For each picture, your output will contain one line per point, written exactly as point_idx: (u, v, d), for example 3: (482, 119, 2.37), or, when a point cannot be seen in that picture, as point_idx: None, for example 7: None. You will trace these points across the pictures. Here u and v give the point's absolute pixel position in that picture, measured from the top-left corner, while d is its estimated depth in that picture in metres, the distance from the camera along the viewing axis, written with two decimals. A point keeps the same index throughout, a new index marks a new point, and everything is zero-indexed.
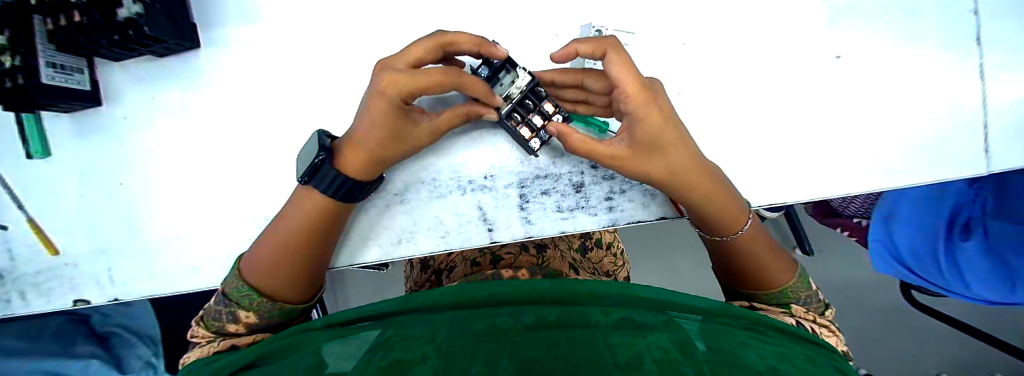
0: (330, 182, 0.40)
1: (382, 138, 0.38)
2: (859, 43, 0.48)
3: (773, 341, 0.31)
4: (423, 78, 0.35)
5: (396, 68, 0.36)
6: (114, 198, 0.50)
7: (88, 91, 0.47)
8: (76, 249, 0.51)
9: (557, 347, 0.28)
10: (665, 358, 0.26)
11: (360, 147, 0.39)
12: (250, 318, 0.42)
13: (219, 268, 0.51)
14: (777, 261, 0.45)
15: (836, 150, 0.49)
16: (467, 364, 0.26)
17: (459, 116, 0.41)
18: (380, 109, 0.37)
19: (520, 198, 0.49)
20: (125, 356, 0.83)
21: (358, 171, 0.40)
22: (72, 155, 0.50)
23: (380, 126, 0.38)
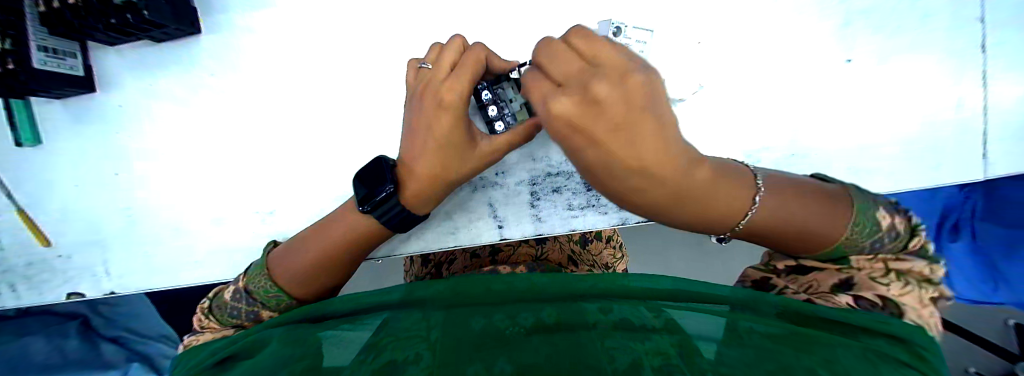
0: (389, 207, 0.41)
1: (442, 159, 0.38)
2: (871, 47, 0.49)
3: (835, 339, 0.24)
4: (470, 71, 0.33)
5: (441, 77, 0.35)
6: (109, 188, 0.48)
7: (81, 77, 0.45)
8: (70, 241, 0.49)
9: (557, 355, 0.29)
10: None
11: (420, 174, 0.40)
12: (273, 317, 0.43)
13: (221, 262, 0.49)
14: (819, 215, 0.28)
15: (842, 152, 0.50)
16: (462, 365, 0.28)
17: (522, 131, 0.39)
18: (440, 124, 0.35)
19: (531, 195, 0.49)
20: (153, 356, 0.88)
21: (418, 193, 0.41)
22: (64, 142, 0.48)
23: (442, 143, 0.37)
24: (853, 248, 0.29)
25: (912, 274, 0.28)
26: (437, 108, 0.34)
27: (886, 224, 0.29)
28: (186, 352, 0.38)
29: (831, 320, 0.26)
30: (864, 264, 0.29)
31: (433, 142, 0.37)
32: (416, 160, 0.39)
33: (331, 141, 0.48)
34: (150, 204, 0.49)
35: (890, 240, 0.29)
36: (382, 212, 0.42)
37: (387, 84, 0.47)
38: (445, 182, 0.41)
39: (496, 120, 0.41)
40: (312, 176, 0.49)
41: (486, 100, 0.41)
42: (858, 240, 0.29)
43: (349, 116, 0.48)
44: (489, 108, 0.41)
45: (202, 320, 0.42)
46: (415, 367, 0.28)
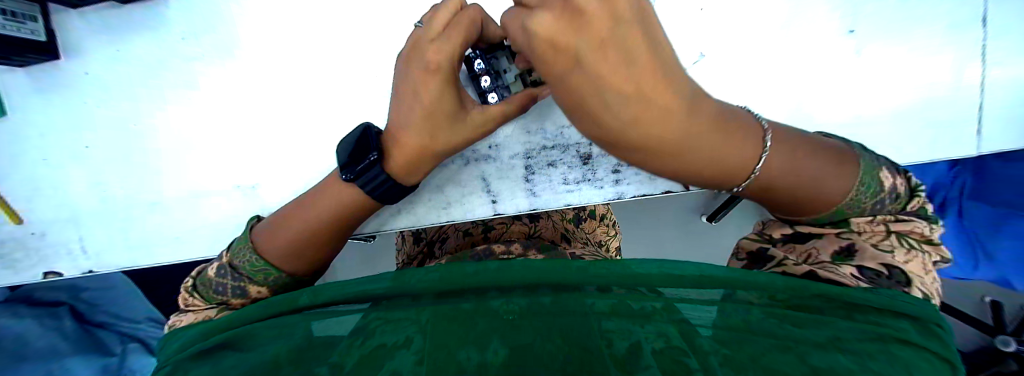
0: (376, 179, 0.40)
1: (431, 128, 0.37)
2: (873, 16, 0.47)
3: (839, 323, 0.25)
4: (463, 33, 0.33)
5: (428, 40, 0.34)
6: (80, 162, 0.46)
7: (43, 42, 0.42)
8: (42, 218, 0.47)
9: (555, 339, 0.28)
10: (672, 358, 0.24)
11: (405, 144, 0.38)
12: (262, 293, 0.42)
13: (205, 239, 0.48)
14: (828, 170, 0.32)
15: (837, 124, 0.49)
16: (454, 348, 0.27)
17: (511, 103, 0.38)
18: (427, 90, 0.34)
19: (526, 169, 0.47)
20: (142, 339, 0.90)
21: (402, 167, 0.40)
22: (29, 112, 0.45)
23: (430, 110, 0.36)
24: (855, 208, 0.33)
25: (909, 235, 0.32)
26: (426, 72, 0.34)
27: (886, 188, 0.33)
28: (173, 333, 0.37)
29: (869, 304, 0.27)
30: (864, 229, 0.33)
31: (421, 106, 0.36)
32: (403, 126, 0.38)
33: (318, 111, 0.46)
34: (127, 179, 0.46)
35: (890, 202, 0.33)
36: (366, 182, 0.40)
37: (376, 51, 0.45)
38: (433, 154, 0.40)
39: (490, 91, 0.40)
40: (299, 149, 0.47)
41: (479, 69, 0.40)
42: (860, 200, 0.32)
43: (337, 85, 0.46)
44: (483, 79, 0.40)
45: (189, 298, 0.42)
46: (404, 353, 0.27)
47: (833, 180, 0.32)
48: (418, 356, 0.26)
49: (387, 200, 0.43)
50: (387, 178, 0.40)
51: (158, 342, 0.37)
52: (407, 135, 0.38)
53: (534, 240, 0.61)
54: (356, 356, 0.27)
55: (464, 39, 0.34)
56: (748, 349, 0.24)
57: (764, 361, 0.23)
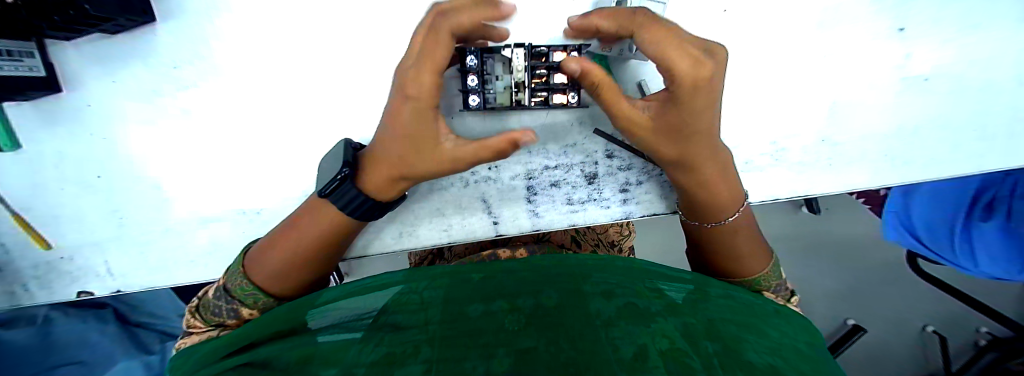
0: (353, 199, 0.40)
1: (404, 151, 0.37)
2: (929, 11, 0.41)
3: (771, 333, 0.33)
4: (435, 59, 0.31)
5: (409, 64, 0.33)
6: (96, 192, 0.47)
7: (42, 77, 0.42)
8: (69, 244, 0.49)
9: (559, 343, 0.30)
10: (672, 349, 0.29)
11: (382, 165, 0.39)
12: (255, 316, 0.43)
13: (221, 260, 0.50)
14: (756, 250, 0.43)
15: (875, 134, 0.45)
16: (462, 358, 0.28)
17: (488, 148, 0.33)
18: (403, 113, 0.34)
19: (527, 190, 0.46)
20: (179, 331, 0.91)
21: (379, 185, 0.40)
22: (44, 144, 0.46)
23: (407, 134, 0.35)
24: (765, 282, 0.42)
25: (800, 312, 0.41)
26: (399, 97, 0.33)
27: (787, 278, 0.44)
28: (174, 356, 0.39)
29: (800, 337, 0.34)
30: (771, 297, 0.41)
31: (398, 131, 0.36)
32: (383, 146, 0.38)
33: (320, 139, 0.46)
34: (143, 205, 0.48)
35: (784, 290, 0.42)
36: (340, 199, 0.40)
37: None
38: (407, 177, 0.39)
39: (472, 94, 0.38)
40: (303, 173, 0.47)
41: (471, 68, 0.37)
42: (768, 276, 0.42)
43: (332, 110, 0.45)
44: (470, 77, 0.38)
45: (189, 319, 0.42)
46: (426, 349, 0.30)
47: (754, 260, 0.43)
48: (426, 364, 0.27)
49: (363, 218, 0.43)
50: (365, 201, 0.41)
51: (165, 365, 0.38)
52: (386, 153, 0.38)
53: (541, 244, 0.60)
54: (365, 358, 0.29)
55: (438, 66, 0.31)
56: (725, 348, 0.29)
57: (740, 359, 0.27)
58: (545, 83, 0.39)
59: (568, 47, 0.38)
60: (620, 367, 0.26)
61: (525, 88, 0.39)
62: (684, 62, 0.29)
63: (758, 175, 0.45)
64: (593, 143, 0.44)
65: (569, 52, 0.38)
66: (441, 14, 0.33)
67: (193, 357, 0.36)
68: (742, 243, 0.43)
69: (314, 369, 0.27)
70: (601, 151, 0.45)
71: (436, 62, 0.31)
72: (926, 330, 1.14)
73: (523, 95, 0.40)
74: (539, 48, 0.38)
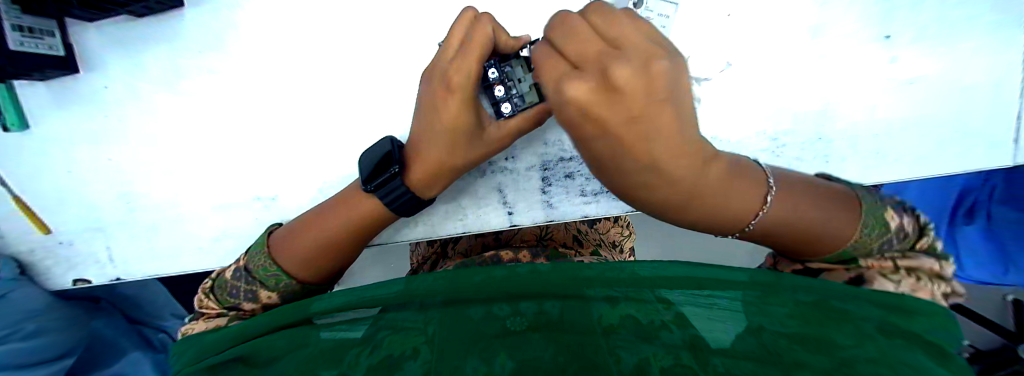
0: (393, 198, 0.42)
1: (449, 145, 0.38)
2: (914, 20, 0.45)
3: (851, 334, 0.25)
4: (476, 54, 0.32)
5: (447, 60, 0.34)
6: (102, 174, 0.47)
7: (61, 57, 0.42)
8: (70, 229, 0.48)
9: (563, 354, 0.31)
10: (676, 364, 0.28)
11: (425, 159, 0.40)
12: (272, 298, 0.42)
13: (228, 249, 0.49)
14: (824, 212, 0.30)
15: (865, 131, 0.48)
16: (458, 364, 0.32)
17: (526, 120, 0.38)
18: (449, 110, 0.35)
19: (542, 181, 0.47)
20: None
21: (420, 180, 0.41)
22: (55, 125, 0.45)
23: (451, 128, 0.37)
24: (863, 247, 0.30)
25: (922, 272, 0.29)
26: (444, 94, 0.34)
27: (894, 226, 0.30)
28: (184, 338, 0.39)
29: (905, 329, 0.25)
30: (876, 262, 0.30)
31: (439, 127, 0.37)
32: (423, 142, 0.39)
33: (338, 129, 0.46)
34: (150, 190, 0.47)
35: (898, 242, 0.30)
36: (386, 193, 0.41)
37: (392, 63, 0.45)
38: (451, 170, 0.41)
39: (504, 102, 0.37)
40: (317, 161, 0.47)
41: (495, 79, 0.36)
42: (869, 241, 0.30)
43: (351, 99, 0.46)
44: (497, 88, 0.36)
45: (205, 300, 0.43)
46: (411, 362, 0.31)
47: (843, 231, 0.30)
48: (426, 366, 0.31)
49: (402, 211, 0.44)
50: (405, 198, 0.42)
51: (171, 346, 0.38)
52: (427, 151, 0.39)
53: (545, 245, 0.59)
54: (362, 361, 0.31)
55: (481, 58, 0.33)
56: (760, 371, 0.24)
57: None
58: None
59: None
60: None
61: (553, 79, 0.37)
62: (578, 89, 0.18)
63: None
64: None
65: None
66: (466, 11, 0.34)
67: (195, 349, 0.37)
68: (811, 215, 0.30)
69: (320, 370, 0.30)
70: None
71: (479, 57, 0.33)
72: None
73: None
74: None
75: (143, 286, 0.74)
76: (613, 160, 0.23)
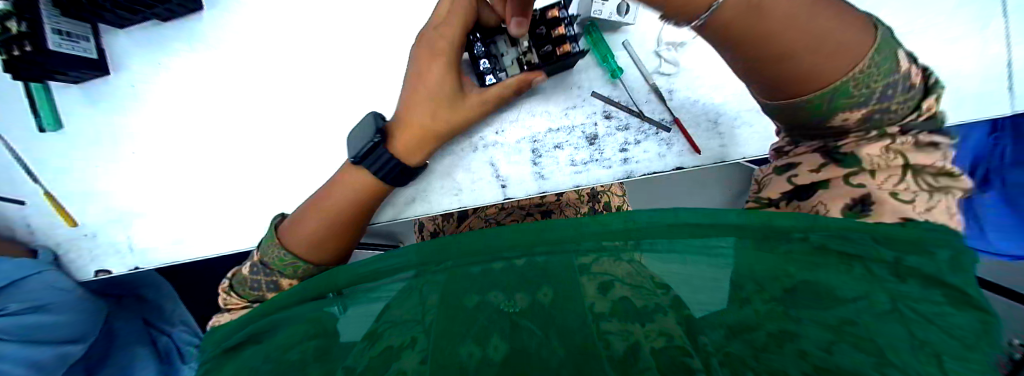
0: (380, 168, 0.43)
1: (429, 105, 0.42)
2: None
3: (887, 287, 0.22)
4: (457, 19, 0.39)
5: (433, 27, 0.41)
6: (125, 167, 0.50)
7: (94, 59, 0.46)
8: (94, 221, 0.51)
9: (558, 336, 0.30)
10: (671, 345, 0.28)
11: (412, 127, 0.43)
12: (294, 285, 0.45)
13: (237, 236, 0.51)
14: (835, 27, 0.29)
15: None
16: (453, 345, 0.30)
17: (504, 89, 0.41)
18: (432, 67, 0.41)
19: (532, 153, 0.48)
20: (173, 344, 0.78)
21: (406, 150, 0.44)
22: (86, 124, 0.50)
23: (432, 86, 0.41)
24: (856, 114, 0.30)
25: (930, 168, 0.29)
26: (428, 57, 0.41)
27: (897, 73, 0.29)
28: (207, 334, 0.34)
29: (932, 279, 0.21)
30: (876, 161, 0.30)
31: (424, 89, 0.42)
32: (409, 106, 0.43)
33: (338, 114, 0.49)
34: (166, 180, 0.50)
35: (896, 109, 0.30)
36: (375, 162, 0.43)
37: (387, 48, 0.48)
38: (436, 138, 0.44)
39: (488, 74, 0.41)
40: (319, 146, 0.50)
41: (478, 54, 0.41)
42: (874, 123, 0.30)
43: (350, 83, 0.49)
44: (481, 61, 0.41)
45: (228, 297, 0.45)
46: (410, 353, 0.30)
47: (859, 45, 0.28)
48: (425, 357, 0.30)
49: (397, 186, 0.46)
50: (391, 169, 0.43)
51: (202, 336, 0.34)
52: (414, 116, 0.43)
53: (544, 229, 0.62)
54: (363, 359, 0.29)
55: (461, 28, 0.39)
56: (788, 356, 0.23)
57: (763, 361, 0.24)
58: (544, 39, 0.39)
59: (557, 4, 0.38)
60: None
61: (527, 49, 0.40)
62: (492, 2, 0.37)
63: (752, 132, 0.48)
64: (591, 105, 0.48)
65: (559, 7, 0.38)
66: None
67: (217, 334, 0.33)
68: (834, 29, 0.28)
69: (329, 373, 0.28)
70: (600, 112, 0.48)
71: (461, 20, 0.39)
72: None
73: (529, 57, 0.41)
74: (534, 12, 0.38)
75: (157, 286, 0.76)
76: None
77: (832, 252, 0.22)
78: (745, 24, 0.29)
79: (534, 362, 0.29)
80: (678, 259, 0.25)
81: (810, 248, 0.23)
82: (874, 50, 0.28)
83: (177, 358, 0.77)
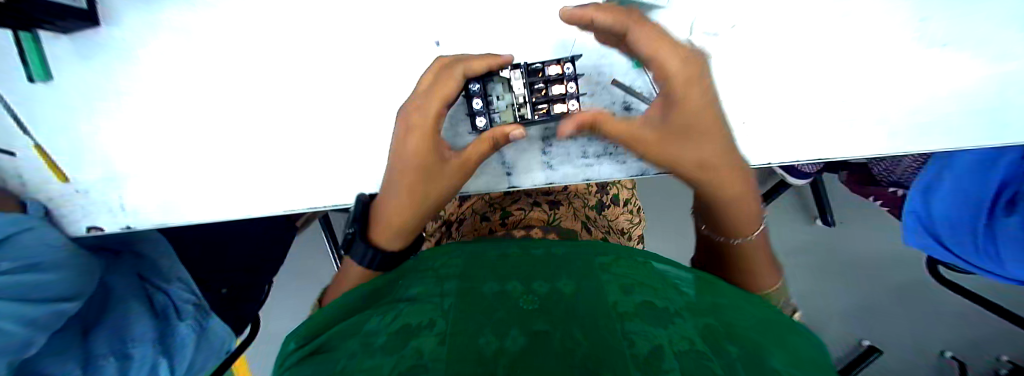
0: (365, 255, 0.46)
1: (412, 182, 0.41)
2: None
3: (770, 337, 0.31)
4: (441, 90, 0.39)
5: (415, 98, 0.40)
6: (118, 124, 0.48)
7: (81, 10, 0.42)
8: (86, 178, 0.49)
9: (583, 331, 0.31)
10: (682, 348, 0.28)
11: (392, 202, 0.43)
12: None
13: (234, 204, 0.50)
14: (734, 184, 0.39)
15: (896, 91, 0.44)
16: (475, 332, 0.30)
17: (485, 145, 0.40)
18: (410, 144, 0.40)
19: (543, 141, 0.46)
20: (165, 302, 0.78)
21: (389, 239, 0.45)
22: (74, 76, 0.47)
23: (416, 163, 0.40)
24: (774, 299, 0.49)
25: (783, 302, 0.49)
26: (406, 134, 0.40)
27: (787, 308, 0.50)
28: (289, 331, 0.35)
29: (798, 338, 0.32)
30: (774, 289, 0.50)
31: (402, 169, 0.41)
32: (392, 187, 0.43)
33: (343, 86, 0.47)
34: (160, 142, 0.48)
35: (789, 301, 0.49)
36: (363, 258, 0.45)
37: (394, 16, 0.45)
38: (418, 220, 0.44)
39: (478, 115, 0.43)
40: (320, 116, 0.48)
41: (473, 93, 0.41)
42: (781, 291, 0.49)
43: (355, 52, 0.46)
44: (474, 100, 0.42)
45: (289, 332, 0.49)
46: (433, 334, 0.30)
47: (745, 194, 0.41)
48: (447, 337, 0.30)
49: (383, 268, 0.47)
50: (376, 254, 0.45)
51: (276, 354, 0.32)
52: (391, 197, 0.43)
53: (556, 226, 0.55)
54: (381, 335, 0.30)
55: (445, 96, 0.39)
56: (724, 356, 0.28)
57: (721, 365, 0.26)
58: (545, 96, 0.41)
59: (560, 59, 0.39)
60: (634, 366, 0.25)
61: (526, 103, 0.42)
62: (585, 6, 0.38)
63: (779, 137, 0.46)
64: (610, 94, 0.45)
65: (563, 65, 0.39)
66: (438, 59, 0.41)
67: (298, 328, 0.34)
68: (721, 180, 0.39)
69: (369, 348, 0.28)
70: (617, 103, 0.45)
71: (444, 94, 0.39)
72: (944, 355, 1.09)
73: (526, 109, 0.42)
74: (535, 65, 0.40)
75: (155, 244, 0.77)
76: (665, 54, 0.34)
77: (731, 321, 0.33)
78: (676, 164, 0.39)
79: (557, 349, 0.28)
80: (633, 291, 0.35)
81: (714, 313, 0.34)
82: (748, 182, 0.40)
83: (173, 316, 0.79)
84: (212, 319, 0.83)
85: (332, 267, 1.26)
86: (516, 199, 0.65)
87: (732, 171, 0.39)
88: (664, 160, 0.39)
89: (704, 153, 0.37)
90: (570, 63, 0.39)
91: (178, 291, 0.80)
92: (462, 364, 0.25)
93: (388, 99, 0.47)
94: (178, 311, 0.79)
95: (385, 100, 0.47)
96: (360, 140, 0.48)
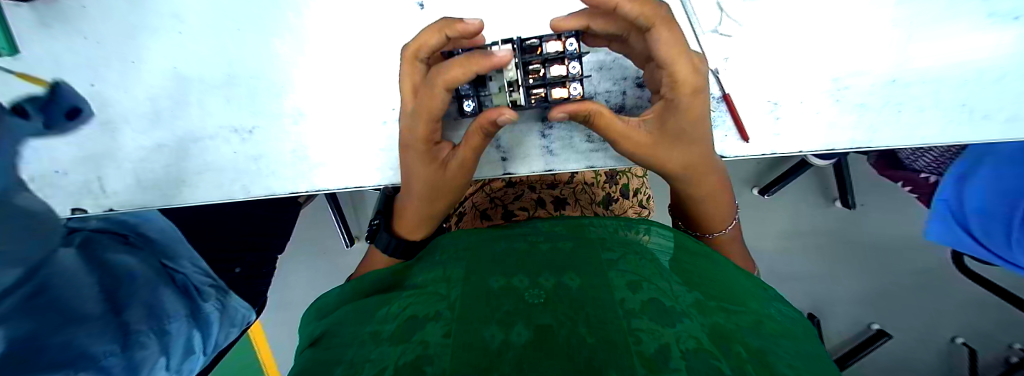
0: (388, 241, 0.50)
1: (423, 188, 0.41)
2: None
3: (788, 344, 0.28)
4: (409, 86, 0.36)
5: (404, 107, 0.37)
6: (89, 101, 0.45)
7: None
8: (63, 157, 0.47)
9: (586, 323, 0.28)
10: (695, 346, 0.25)
11: (407, 202, 0.45)
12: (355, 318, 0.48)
13: (211, 183, 0.47)
14: (711, 176, 0.41)
15: (951, 69, 0.38)
16: (478, 325, 0.29)
17: (479, 133, 0.35)
18: (410, 156, 0.39)
19: (542, 123, 0.43)
20: (185, 282, 0.72)
21: (407, 228, 0.48)
22: (37, 48, 0.43)
23: (417, 172, 0.40)
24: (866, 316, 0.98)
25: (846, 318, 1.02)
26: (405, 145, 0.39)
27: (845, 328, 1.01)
28: (300, 340, 0.38)
29: (816, 352, 0.29)
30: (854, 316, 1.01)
31: (411, 174, 0.41)
32: (405, 190, 0.44)
33: (321, 56, 0.43)
34: (135, 120, 0.45)
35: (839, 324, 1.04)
36: (387, 243, 0.50)
37: None
38: (435, 215, 0.46)
39: (466, 97, 0.38)
40: (300, 93, 0.44)
41: None
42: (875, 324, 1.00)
43: (337, 23, 0.42)
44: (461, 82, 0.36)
45: None
46: (432, 324, 0.29)
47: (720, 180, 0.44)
48: (445, 327, 0.29)
49: (404, 256, 0.50)
50: (398, 242, 0.49)
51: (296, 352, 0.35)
52: (406, 198, 0.45)
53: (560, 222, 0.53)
54: (389, 326, 0.31)
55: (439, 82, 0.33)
56: (745, 354, 0.24)
57: (742, 363, 0.23)
58: (541, 78, 0.36)
59: (558, 33, 0.35)
60: (637, 362, 0.23)
61: (518, 87, 0.36)
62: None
63: (811, 117, 0.41)
64: (621, 68, 0.42)
65: (563, 41, 0.35)
66: (405, 49, 0.34)
67: (310, 334, 0.37)
68: (705, 174, 0.40)
69: (367, 346, 0.28)
70: (630, 79, 0.42)
71: (412, 83, 0.36)
72: (955, 341, 1.03)
73: (519, 95, 0.37)
74: (530, 41, 0.35)
75: (163, 230, 0.69)
76: (673, 67, 0.31)
77: (747, 321, 0.30)
78: (673, 170, 0.38)
79: (558, 343, 0.26)
80: (644, 286, 0.33)
81: (729, 313, 0.31)
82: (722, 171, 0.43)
83: (198, 297, 0.72)
84: (230, 296, 0.79)
85: (337, 243, 1.27)
86: (519, 191, 0.62)
87: (709, 174, 0.41)
88: (652, 165, 0.38)
89: (692, 155, 0.37)
90: (571, 39, 0.35)
91: (196, 273, 0.74)
92: (455, 354, 0.24)
93: (373, 72, 0.43)
94: (199, 292, 0.73)
95: (368, 72, 0.43)
96: (343, 119, 0.44)
